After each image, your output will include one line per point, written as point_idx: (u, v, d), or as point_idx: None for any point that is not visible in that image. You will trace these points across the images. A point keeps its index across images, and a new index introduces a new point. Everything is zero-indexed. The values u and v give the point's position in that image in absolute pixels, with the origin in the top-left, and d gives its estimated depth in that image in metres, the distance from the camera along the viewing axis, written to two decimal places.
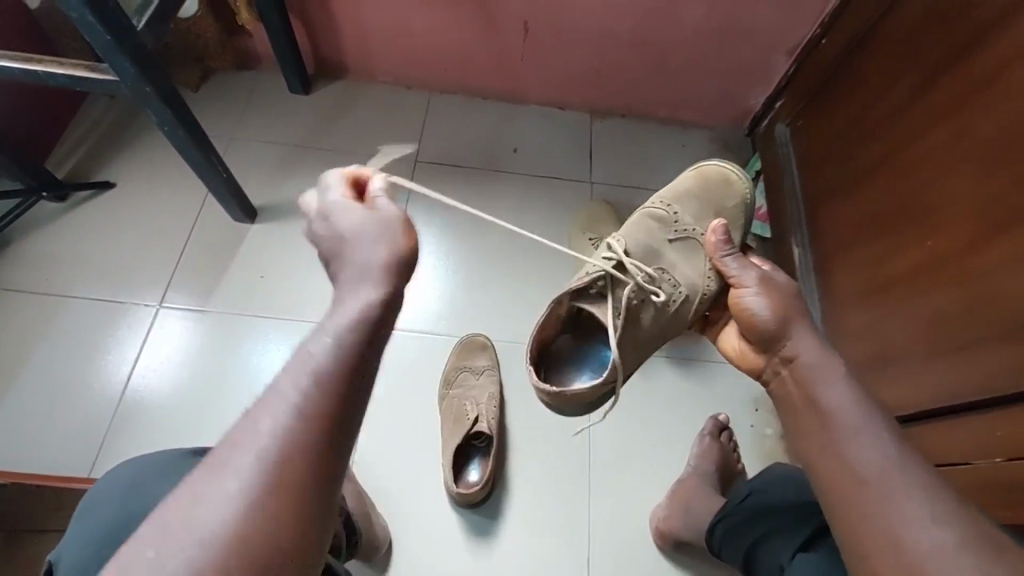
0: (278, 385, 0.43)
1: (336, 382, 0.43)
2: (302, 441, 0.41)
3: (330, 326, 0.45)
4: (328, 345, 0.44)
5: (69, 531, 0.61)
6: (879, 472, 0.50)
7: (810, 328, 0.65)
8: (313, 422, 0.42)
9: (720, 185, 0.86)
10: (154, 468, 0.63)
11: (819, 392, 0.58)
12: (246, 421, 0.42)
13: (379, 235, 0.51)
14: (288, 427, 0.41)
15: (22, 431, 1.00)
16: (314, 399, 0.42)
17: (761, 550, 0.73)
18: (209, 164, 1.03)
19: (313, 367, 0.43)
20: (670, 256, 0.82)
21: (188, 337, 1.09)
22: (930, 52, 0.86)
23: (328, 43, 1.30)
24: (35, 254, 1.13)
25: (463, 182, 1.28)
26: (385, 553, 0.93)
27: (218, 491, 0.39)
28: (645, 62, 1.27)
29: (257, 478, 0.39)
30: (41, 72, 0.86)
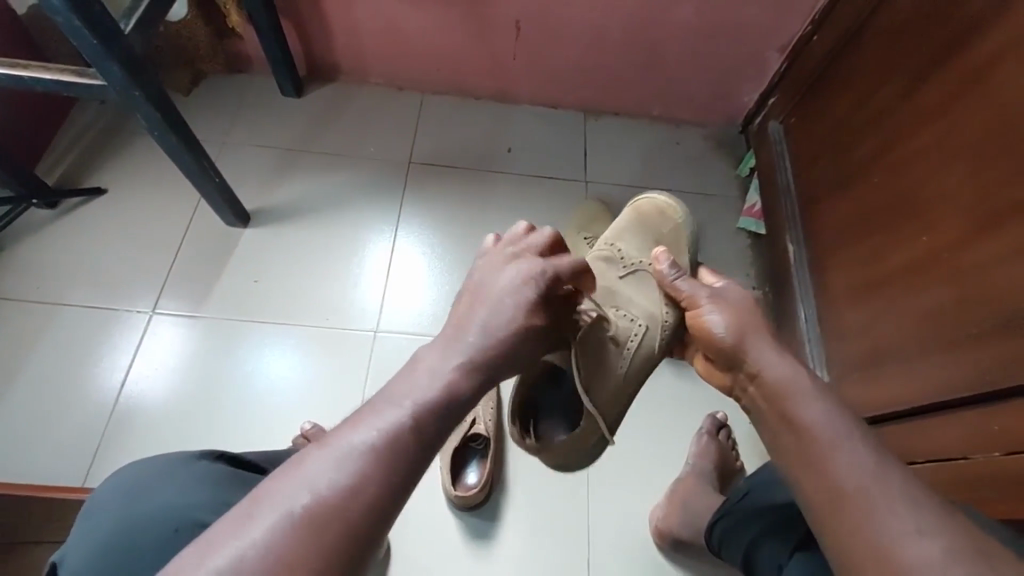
0: (348, 434, 0.44)
1: (400, 444, 0.44)
2: (354, 496, 0.41)
3: (422, 384, 0.49)
4: (407, 407, 0.46)
5: (73, 532, 0.60)
6: (865, 482, 0.50)
7: (768, 339, 0.65)
8: (373, 486, 0.42)
9: (656, 218, 0.87)
10: (159, 470, 0.63)
11: (794, 406, 0.58)
12: (309, 459, 0.42)
13: (531, 292, 0.59)
14: (347, 480, 0.41)
15: (14, 440, 0.99)
16: (381, 459, 0.43)
17: (762, 550, 0.72)
18: (201, 169, 1.03)
19: (391, 425, 0.45)
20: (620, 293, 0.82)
21: (182, 344, 1.08)
22: (921, 46, 0.86)
23: (319, 45, 1.29)
24: (24, 261, 1.12)
25: (457, 182, 1.28)
26: (383, 557, 0.92)
27: (264, 527, 0.39)
28: (637, 60, 1.26)
29: (304, 527, 0.39)
30: (27, 77, 0.85)
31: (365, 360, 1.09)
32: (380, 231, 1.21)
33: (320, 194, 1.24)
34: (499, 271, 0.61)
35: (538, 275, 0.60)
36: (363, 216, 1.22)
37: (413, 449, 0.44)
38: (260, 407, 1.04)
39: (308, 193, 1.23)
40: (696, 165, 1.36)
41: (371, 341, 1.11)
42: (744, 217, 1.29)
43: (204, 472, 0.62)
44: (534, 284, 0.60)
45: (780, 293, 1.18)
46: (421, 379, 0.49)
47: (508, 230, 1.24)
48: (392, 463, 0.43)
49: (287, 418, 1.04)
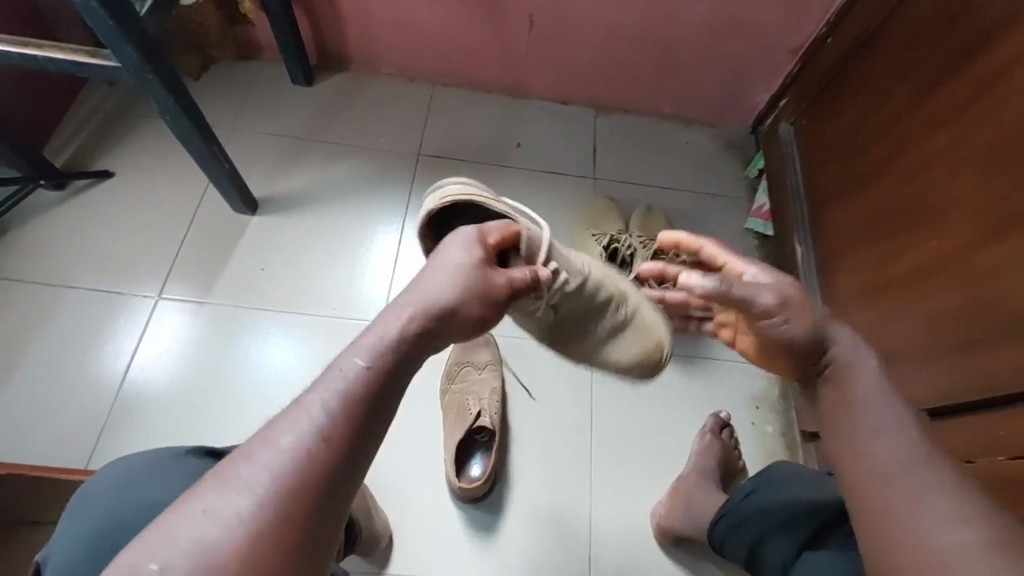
0: (273, 437, 0.42)
1: (325, 445, 0.42)
2: (300, 478, 0.41)
3: (361, 349, 0.47)
4: (327, 405, 0.43)
5: (58, 529, 0.60)
6: (897, 468, 0.51)
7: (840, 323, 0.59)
8: (290, 495, 0.40)
9: (655, 350, 0.78)
10: (149, 464, 0.62)
11: (850, 387, 0.57)
12: (231, 466, 0.41)
13: (468, 271, 0.53)
14: (289, 457, 0.41)
15: (19, 422, 0.99)
16: (301, 464, 0.41)
17: (769, 547, 0.74)
18: (212, 155, 1.02)
19: (311, 426, 0.42)
20: (588, 329, 0.73)
21: (185, 329, 1.08)
22: (936, 51, 0.85)
23: (330, 34, 1.28)
24: (32, 243, 1.11)
25: (466, 176, 1.27)
26: (386, 547, 0.92)
27: (206, 513, 0.39)
28: (650, 59, 1.26)
29: (249, 511, 0.39)
30: (39, 57, 0.84)
31: None
32: (388, 222, 1.21)
33: (329, 184, 1.23)
34: (443, 243, 0.55)
35: (475, 248, 0.54)
36: (373, 208, 1.22)
37: (360, 416, 0.44)
38: (263, 395, 1.04)
39: (318, 182, 1.23)
40: (704, 165, 1.36)
41: None
42: (752, 218, 1.29)
43: (189, 469, 0.61)
44: (473, 267, 0.53)
45: None
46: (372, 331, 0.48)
47: None
48: (314, 470, 0.41)
49: None
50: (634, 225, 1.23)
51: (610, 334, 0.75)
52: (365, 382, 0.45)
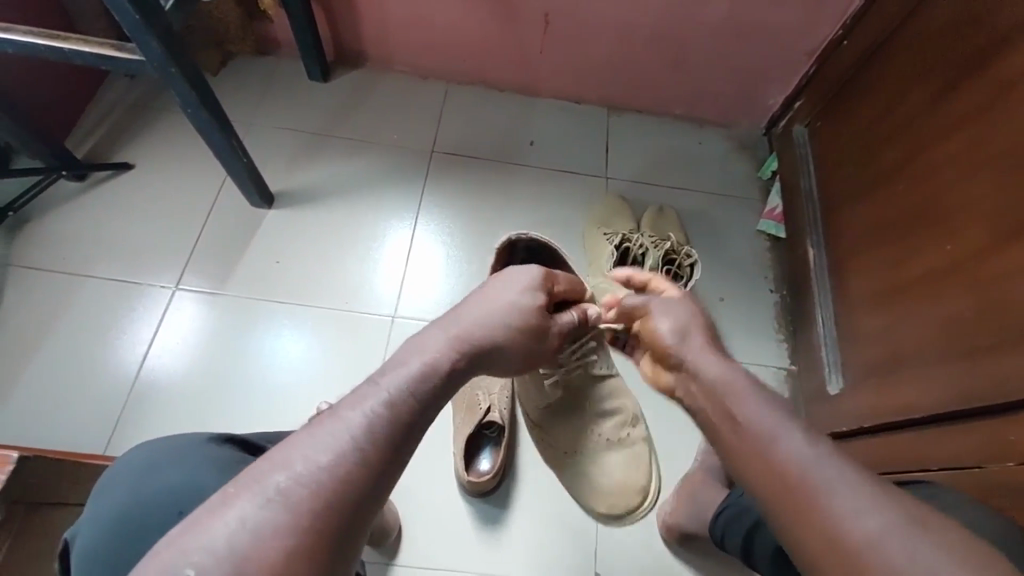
0: (312, 441, 0.44)
1: (362, 452, 0.45)
2: (334, 486, 0.43)
3: (398, 371, 0.51)
4: (363, 416, 0.47)
5: (88, 506, 0.62)
6: (802, 462, 0.51)
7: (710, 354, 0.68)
8: (327, 497, 0.42)
9: (635, 498, 0.96)
10: (166, 451, 0.63)
11: (733, 403, 0.60)
12: (264, 469, 0.43)
13: (517, 315, 0.64)
14: (327, 466, 0.43)
15: (37, 407, 1.01)
16: (340, 468, 0.43)
17: (757, 539, 0.75)
18: (231, 149, 1.04)
19: (347, 433, 0.45)
20: (591, 427, 0.97)
21: (200, 320, 1.09)
22: (954, 54, 0.85)
23: (347, 30, 1.29)
24: (52, 232, 1.14)
25: (479, 173, 1.28)
26: (395, 538, 0.94)
27: (242, 515, 0.40)
28: (664, 59, 1.26)
29: (287, 515, 0.41)
30: (67, 50, 0.86)
31: (383, 344, 1.10)
32: (401, 218, 1.22)
33: (343, 179, 1.25)
34: (499, 282, 0.67)
35: (529, 290, 0.67)
36: (386, 204, 1.23)
37: (393, 433, 0.47)
38: (277, 386, 1.06)
39: (333, 177, 1.24)
40: (716, 167, 1.36)
41: (389, 326, 1.12)
42: (765, 220, 1.29)
43: (205, 455, 0.62)
44: (524, 308, 0.65)
45: (798, 297, 1.18)
46: (407, 353, 0.54)
47: (527, 223, 1.24)
48: (351, 475, 0.44)
49: (305, 397, 1.05)
50: (645, 225, 1.23)
51: (602, 460, 0.97)
52: (401, 397, 0.49)
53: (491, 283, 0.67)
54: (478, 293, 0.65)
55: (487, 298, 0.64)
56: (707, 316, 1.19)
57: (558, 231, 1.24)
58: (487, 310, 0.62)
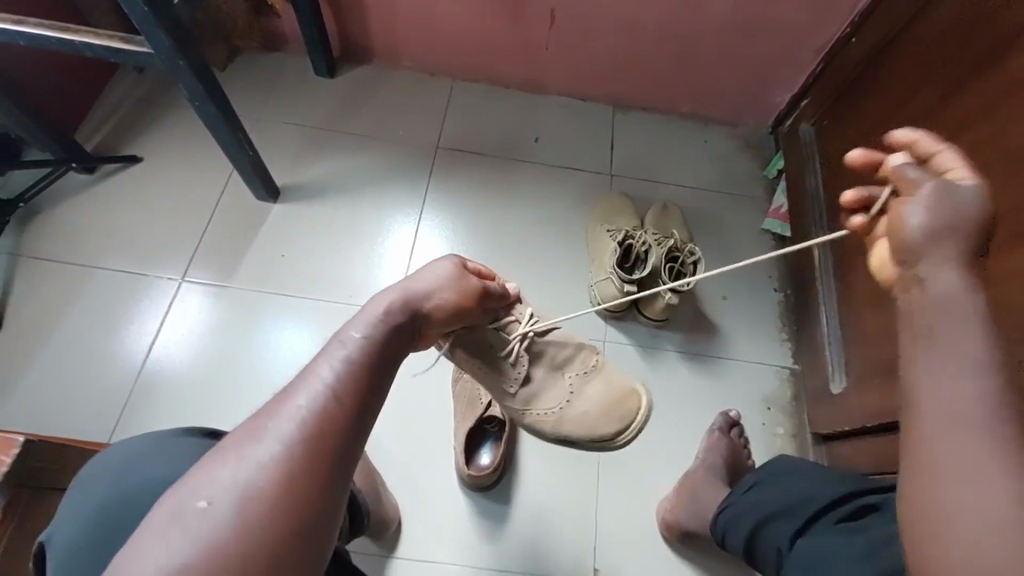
0: (280, 411, 0.46)
1: (329, 410, 0.47)
2: (314, 429, 0.45)
3: (359, 324, 0.54)
4: (327, 379, 0.48)
5: (57, 514, 0.62)
6: (950, 414, 0.42)
7: (951, 245, 0.46)
8: (302, 458, 0.44)
9: (626, 410, 0.92)
10: (145, 449, 0.64)
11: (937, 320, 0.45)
12: (238, 445, 0.45)
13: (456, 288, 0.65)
14: (305, 412, 0.46)
15: (43, 396, 1.02)
16: (310, 428, 0.45)
17: (763, 537, 0.75)
18: (237, 142, 1.05)
19: (314, 397, 0.47)
20: (557, 379, 0.90)
21: (205, 312, 1.10)
22: (961, 52, 0.84)
23: (353, 26, 1.30)
24: (62, 223, 1.15)
25: (484, 170, 1.29)
26: (395, 531, 0.94)
27: (236, 459, 0.44)
28: (670, 56, 1.26)
29: (276, 457, 0.44)
30: (77, 42, 0.87)
31: None
32: (405, 214, 1.23)
33: (349, 174, 1.25)
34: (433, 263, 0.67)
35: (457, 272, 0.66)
36: (390, 199, 1.24)
37: (367, 381, 0.50)
38: (280, 379, 1.07)
39: (338, 172, 1.25)
40: (722, 165, 1.36)
41: None
42: (770, 219, 1.29)
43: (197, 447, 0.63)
44: (458, 278, 0.66)
45: (802, 296, 1.18)
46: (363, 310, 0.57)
47: (532, 220, 1.24)
48: (322, 433, 0.45)
49: None
50: (649, 223, 1.23)
51: (573, 396, 0.90)
52: (362, 358, 0.51)
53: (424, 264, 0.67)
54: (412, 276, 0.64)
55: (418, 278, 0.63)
56: (710, 314, 1.19)
57: (562, 228, 1.24)
58: (424, 281, 0.62)
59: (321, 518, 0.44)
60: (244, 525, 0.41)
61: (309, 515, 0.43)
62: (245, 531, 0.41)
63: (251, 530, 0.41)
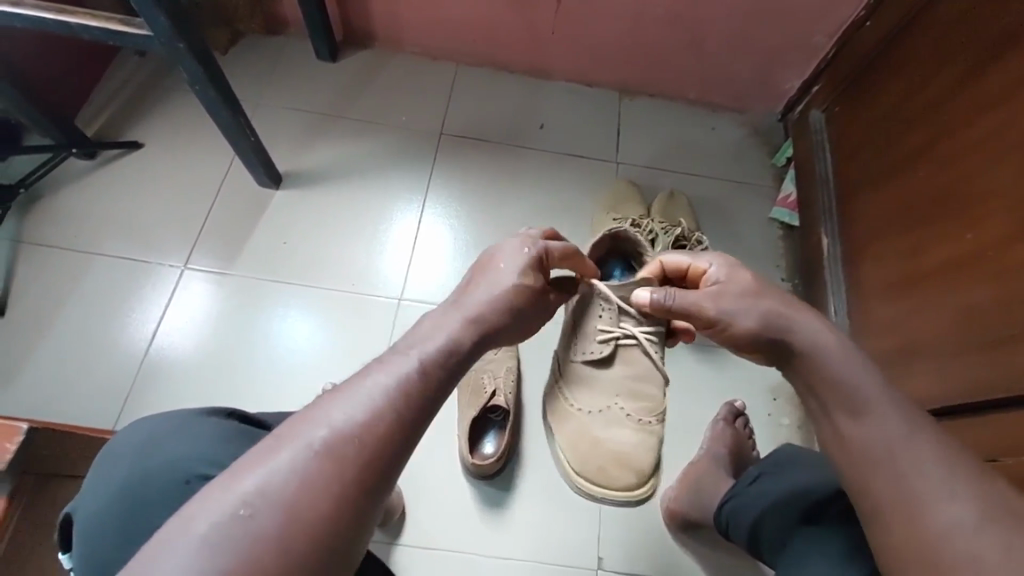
0: (326, 421, 0.44)
1: (378, 425, 0.45)
2: (366, 442, 0.44)
3: (432, 338, 0.53)
4: (381, 389, 0.47)
5: (85, 484, 0.63)
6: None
7: (766, 301, 0.63)
8: (346, 470, 0.43)
9: (631, 477, 0.87)
10: (161, 430, 0.63)
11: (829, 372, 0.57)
12: (271, 456, 0.43)
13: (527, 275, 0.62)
14: (359, 424, 0.45)
15: (50, 385, 1.02)
16: (356, 438, 0.44)
17: (762, 526, 0.75)
18: (238, 127, 1.03)
19: (366, 409, 0.45)
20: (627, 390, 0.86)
21: (208, 300, 1.10)
22: (980, 37, 0.82)
23: (355, 9, 1.27)
24: (62, 211, 1.14)
25: (489, 156, 1.27)
26: (399, 519, 0.94)
27: (286, 460, 0.42)
28: (679, 41, 1.23)
29: (318, 470, 0.42)
30: (74, 24, 0.85)
31: (389, 325, 1.10)
32: (408, 202, 1.21)
33: (351, 161, 1.24)
34: (497, 247, 0.65)
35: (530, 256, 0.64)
36: (395, 185, 1.22)
37: (424, 393, 0.48)
38: (282, 367, 1.06)
39: (342, 158, 1.24)
40: (730, 153, 1.33)
41: (396, 309, 1.12)
42: (778, 207, 1.27)
43: (206, 429, 0.62)
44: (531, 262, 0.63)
45: (810, 286, 1.16)
46: (421, 336, 0.53)
47: (537, 210, 1.23)
48: (368, 444, 0.44)
49: (310, 378, 1.06)
50: (656, 211, 1.22)
51: (642, 442, 0.87)
52: (417, 368, 0.49)
53: (491, 251, 0.64)
54: (481, 266, 0.63)
55: (488, 270, 0.61)
56: None
57: (568, 215, 1.23)
58: (485, 291, 0.59)
59: (361, 529, 0.43)
60: (279, 536, 0.40)
61: (348, 530, 0.42)
62: (280, 542, 0.40)
63: (291, 541, 0.40)
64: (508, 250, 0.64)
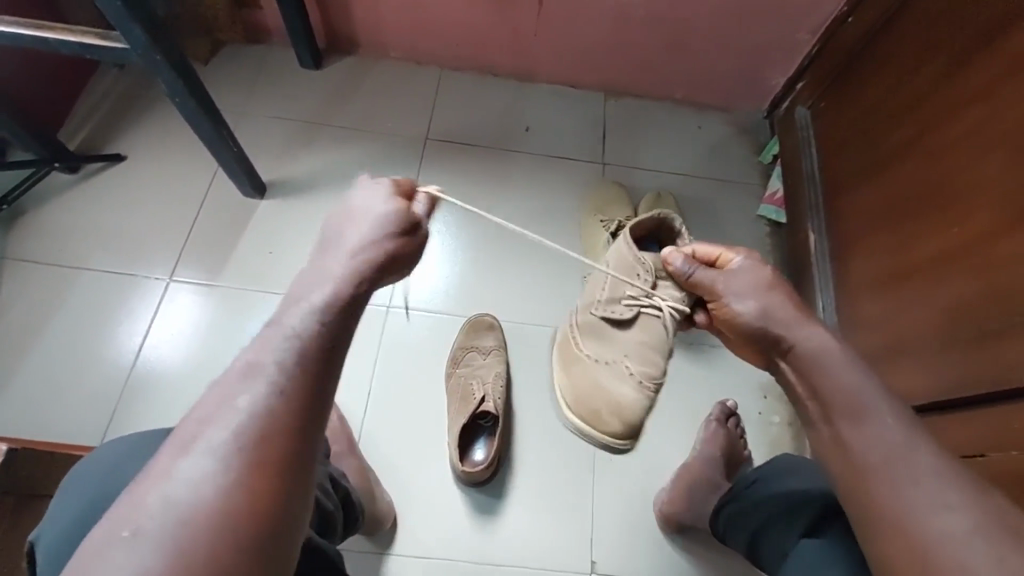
0: (220, 416, 0.46)
1: (271, 408, 0.47)
2: (260, 431, 0.46)
3: (303, 303, 0.53)
4: (264, 374, 0.48)
5: (53, 507, 0.62)
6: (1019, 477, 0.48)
7: (769, 297, 0.64)
8: (251, 457, 0.45)
9: (619, 427, 0.97)
10: (135, 450, 0.62)
11: (823, 380, 0.57)
12: (172, 461, 0.44)
13: (383, 216, 0.61)
14: (253, 412, 0.46)
15: (34, 402, 1.01)
16: (252, 424, 0.46)
17: (764, 537, 0.75)
18: (220, 137, 1.03)
19: (256, 396, 0.47)
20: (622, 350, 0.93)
21: (194, 312, 1.09)
22: (964, 30, 0.82)
23: (337, 16, 1.27)
24: (45, 226, 1.13)
25: (476, 160, 1.27)
26: (390, 528, 0.94)
27: (194, 460, 0.44)
28: (663, 41, 1.23)
29: (222, 464, 0.44)
30: (51, 40, 0.84)
31: (378, 333, 1.09)
32: None
33: (337, 168, 1.23)
34: (354, 193, 0.64)
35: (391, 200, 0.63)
36: None
37: (313, 366, 0.50)
38: None
39: (327, 165, 1.23)
40: (717, 151, 1.33)
41: (385, 316, 1.10)
42: (766, 205, 1.27)
43: None
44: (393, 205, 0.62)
45: (798, 282, 1.16)
46: (307, 285, 0.55)
47: (524, 213, 1.22)
48: (267, 428, 0.46)
49: None
50: (643, 212, 1.21)
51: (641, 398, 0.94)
52: (293, 340, 0.50)
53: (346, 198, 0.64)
54: (344, 212, 0.62)
55: (353, 217, 0.61)
56: None
57: (555, 218, 1.23)
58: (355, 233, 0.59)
59: (286, 510, 0.45)
60: (198, 533, 0.42)
61: (272, 515, 0.44)
62: (197, 539, 0.41)
63: (212, 536, 0.42)
64: (370, 197, 0.63)
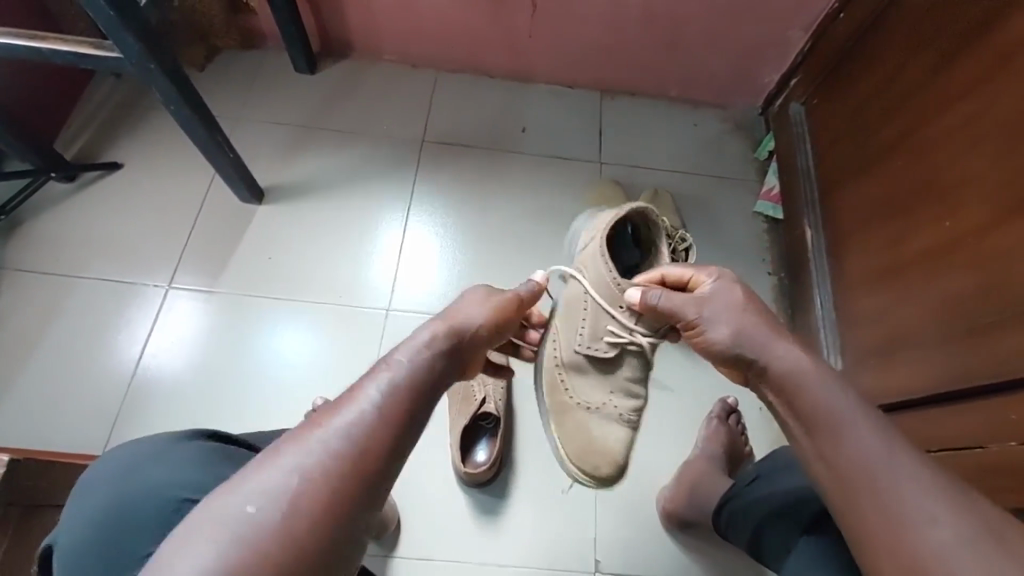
0: (298, 447, 0.45)
1: (348, 453, 0.45)
2: (332, 475, 0.44)
3: (403, 351, 0.53)
4: (350, 420, 0.47)
5: (64, 515, 0.61)
6: None
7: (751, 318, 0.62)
8: (318, 499, 0.43)
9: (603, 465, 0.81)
10: (141, 457, 0.62)
11: (805, 396, 0.55)
12: (246, 480, 0.44)
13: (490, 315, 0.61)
14: (329, 454, 0.45)
15: (36, 412, 1.01)
16: (327, 464, 0.45)
17: (764, 534, 0.75)
18: (216, 144, 1.03)
19: (337, 438, 0.46)
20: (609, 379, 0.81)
21: (194, 318, 1.09)
22: (952, 26, 0.83)
23: (332, 20, 1.27)
24: (43, 235, 1.13)
25: (472, 161, 1.27)
26: (394, 531, 0.94)
27: (271, 488, 0.43)
28: (656, 39, 1.23)
29: (291, 500, 0.43)
30: (45, 50, 0.84)
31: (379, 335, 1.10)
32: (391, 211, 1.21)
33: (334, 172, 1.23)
34: (463, 297, 0.63)
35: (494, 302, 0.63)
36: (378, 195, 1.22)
37: (396, 425, 0.48)
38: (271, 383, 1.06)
39: (324, 169, 1.24)
40: (712, 148, 1.34)
41: (384, 319, 1.11)
42: (762, 201, 1.27)
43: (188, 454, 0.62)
44: (496, 302, 0.63)
45: (796, 277, 1.17)
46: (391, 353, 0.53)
47: (522, 215, 1.22)
48: (340, 474, 0.45)
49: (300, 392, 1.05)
50: None
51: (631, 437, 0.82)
52: (392, 395, 0.49)
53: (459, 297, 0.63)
54: (447, 309, 0.61)
55: (455, 315, 0.60)
56: None
57: (553, 217, 1.23)
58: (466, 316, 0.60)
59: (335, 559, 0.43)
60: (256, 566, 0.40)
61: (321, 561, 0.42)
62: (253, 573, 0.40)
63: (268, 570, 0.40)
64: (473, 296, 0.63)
